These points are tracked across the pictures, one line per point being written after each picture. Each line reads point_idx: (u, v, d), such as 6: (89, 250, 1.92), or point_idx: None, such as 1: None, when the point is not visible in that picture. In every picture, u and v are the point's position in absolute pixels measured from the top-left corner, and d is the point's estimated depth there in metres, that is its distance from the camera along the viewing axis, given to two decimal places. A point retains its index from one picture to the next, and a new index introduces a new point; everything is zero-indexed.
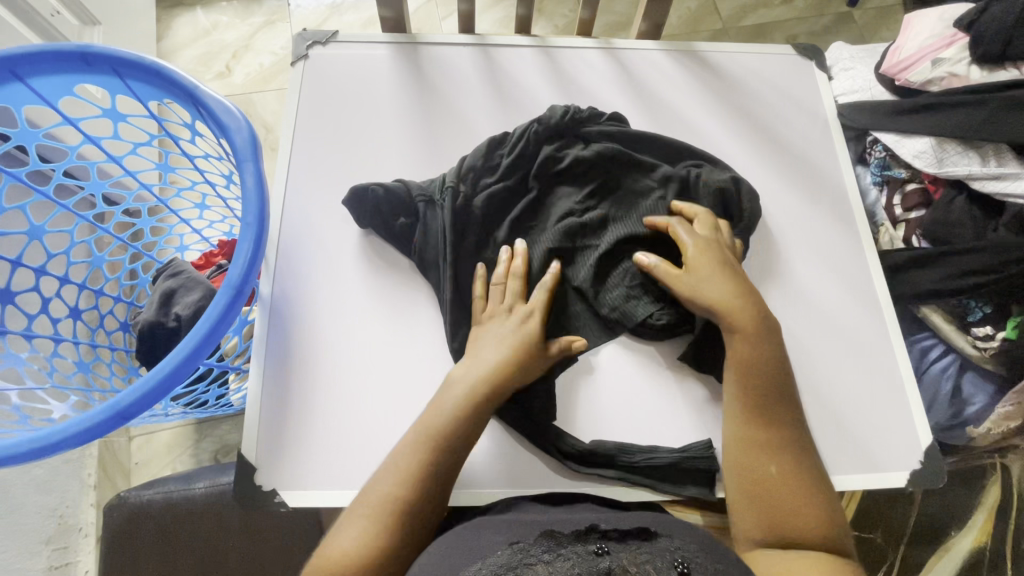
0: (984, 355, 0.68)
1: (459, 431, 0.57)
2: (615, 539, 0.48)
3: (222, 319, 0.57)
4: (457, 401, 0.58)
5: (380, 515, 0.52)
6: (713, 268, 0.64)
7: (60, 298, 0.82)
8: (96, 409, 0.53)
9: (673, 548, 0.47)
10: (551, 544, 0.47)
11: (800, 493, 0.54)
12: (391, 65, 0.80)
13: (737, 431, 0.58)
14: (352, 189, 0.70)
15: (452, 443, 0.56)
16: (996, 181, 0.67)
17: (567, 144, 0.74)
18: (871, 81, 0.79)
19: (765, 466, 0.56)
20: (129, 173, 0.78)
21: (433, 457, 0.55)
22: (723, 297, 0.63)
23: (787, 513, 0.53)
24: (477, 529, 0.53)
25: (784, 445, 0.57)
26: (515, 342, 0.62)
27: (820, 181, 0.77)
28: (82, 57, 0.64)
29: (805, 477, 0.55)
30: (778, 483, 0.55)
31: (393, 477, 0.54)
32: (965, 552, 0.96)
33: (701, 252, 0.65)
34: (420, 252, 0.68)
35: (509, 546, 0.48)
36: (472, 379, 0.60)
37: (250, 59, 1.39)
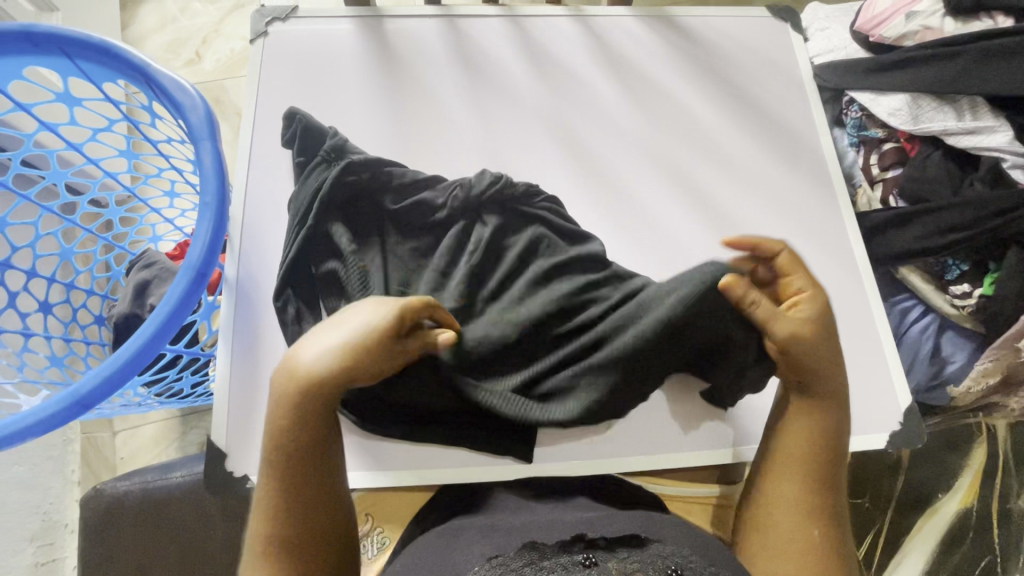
0: (963, 313, 0.68)
1: (324, 447, 0.49)
2: (603, 548, 0.45)
3: (183, 302, 0.55)
4: (291, 404, 0.47)
5: (273, 573, 0.45)
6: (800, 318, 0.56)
7: (28, 292, 0.80)
8: (54, 398, 0.52)
9: (666, 555, 0.44)
10: (533, 557, 0.44)
11: (819, 553, 0.49)
12: (355, 41, 0.78)
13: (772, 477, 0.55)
14: (286, 112, 0.73)
15: (319, 461, 0.49)
16: (971, 135, 0.66)
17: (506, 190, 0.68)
18: (846, 39, 0.78)
19: (800, 520, 0.51)
20: (89, 159, 0.75)
21: (294, 473, 0.47)
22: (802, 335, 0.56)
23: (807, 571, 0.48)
24: (456, 537, 0.51)
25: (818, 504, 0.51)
26: (356, 321, 0.50)
27: (797, 145, 0.76)
28: (27, 37, 0.61)
29: (832, 542, 0.50)
30: (800, 529, 0.50)
31: (259, 516, 0.47)
32: (952, 514, 0.96)
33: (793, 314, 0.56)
34: (296, 196, 0.68)
35: (487, 561, 0.44)
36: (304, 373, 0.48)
37: (219, 45, 1.36)
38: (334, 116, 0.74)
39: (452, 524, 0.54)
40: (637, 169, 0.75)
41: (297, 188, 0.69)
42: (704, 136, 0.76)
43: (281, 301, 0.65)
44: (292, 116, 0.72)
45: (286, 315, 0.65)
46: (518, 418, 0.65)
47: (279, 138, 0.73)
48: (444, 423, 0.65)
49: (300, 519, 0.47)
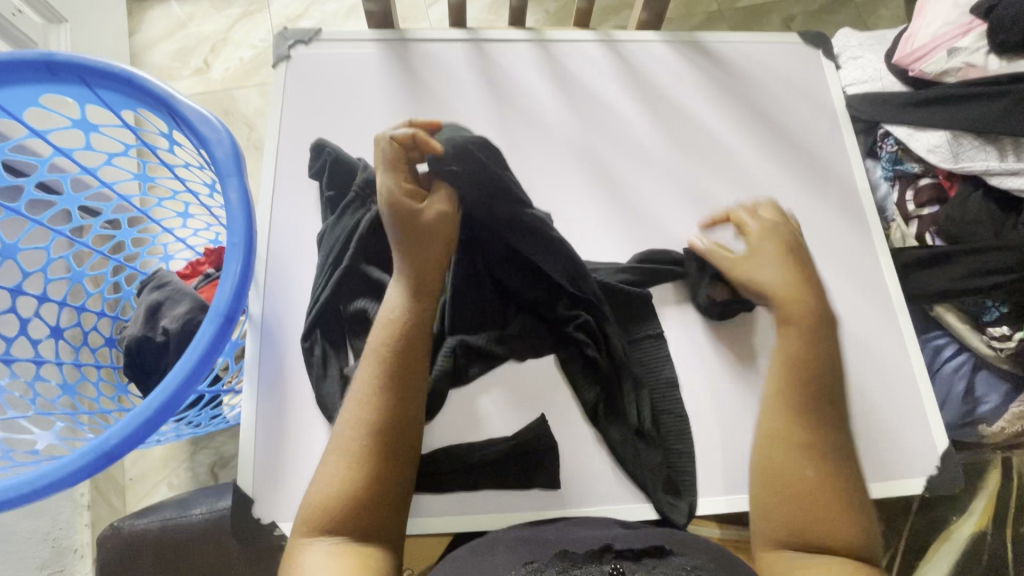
0: (1000, 355, 0.67)
1: (409, 371, 0.52)
2: (631, 559, 0.46)
3: (212, 347, 0.53)
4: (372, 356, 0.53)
5: (349, 466, 0.48)
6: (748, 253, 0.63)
7: (40, 319, 0.78)
8: (81, 450, 0.50)
9: (689, 567, 0.45)
10: (566, 565, 0.46)
11: (840, 490, 0.49)
12: (382, 65, 0.76)
13: (782, 415, 0.53)
14: (317, 141, 0.71)
15: (402, 380, 0.52)
16: (1014, 177, 0.65)
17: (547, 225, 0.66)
18: (881, 71, 0.76)
19: (798, 467, 0.50)
20: (106, 186, 0.73)
21: (371, 434, 0.49)
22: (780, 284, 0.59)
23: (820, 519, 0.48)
24: (490, 546, 0.53)
25: (838, 467, 0.51)
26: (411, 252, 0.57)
27: (831, 177, 0.74)
28: (46, 66, 0.59)
29: (856, 502, 0.50)
30: (812, 492, 0.49)
31: (326, 481, 0.48)
32: (966, 537, 0.96)
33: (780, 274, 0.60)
34: (324, 236, 0.68)
35: (523, 566, 0.48)
36: (386, 321, 0.55)
37: (229, 53, 1.33)
38: (358, 145, 0.72)
39: (488, 536, 0.56)
40: (669, 203, 0.73)
41: (325, 223, 0.69)
42: (735, 170, 0.74)
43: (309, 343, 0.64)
44: (320, 148, 0.71)
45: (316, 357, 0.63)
46: (546, 461, 0.64)
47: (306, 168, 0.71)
48: (470, 473, 0.63)
49: (377, 427, 0.50)
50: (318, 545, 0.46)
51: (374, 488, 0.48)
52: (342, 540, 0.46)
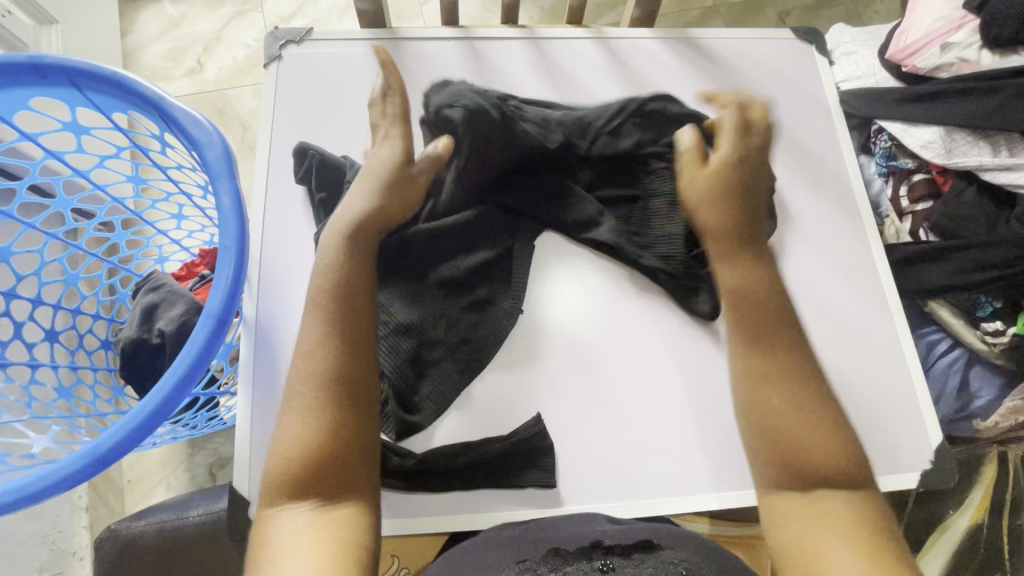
0: (994, 350, 0.67)
1: (359, 306, 0.53)
2: (619, 555, 0.47)
3: (205, 350, 0.53)
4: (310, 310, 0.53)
5: (303, 424, 0.48)
6: (716, 195, 0.64)
7: (35, 322, 0.77)
8: (75, 454, 0.50)
9: (677, 560, 0.45)
10: (557, 563, 0.47)
11: (808, 420, 0.50)
12: (374, 65, 0.76)
13: (747, 346, 0.56)
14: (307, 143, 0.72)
15: (355, 317, 0.53)
16: (1006, 172, 0.65)
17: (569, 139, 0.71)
18: (875, 66, 0.76)
19: (763, 398, 0.52)
20: (97, 188, 0.72)
21: (321, 385, 0.49)
22: (714, 219, 0.63)
23: (806, 454, 0.49)
24: (481, 546, 0.54)
25: (800, 393, 0.52)
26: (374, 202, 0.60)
27: (826, 173, 0.74)
28: (35, 69, 0.59)
29: (840, 430, 0.50)
30: (784, 429, 0.50)
31: (283, 446, 0.48)
32: (962, 529, 0.97)
33: (694, 179, 0.66)
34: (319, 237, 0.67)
35: (516, 564, 0.48)
36: (323, 273, 0.55)
37: (222, 53, 1.32)
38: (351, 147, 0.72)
39: (475, 540, 0.56)
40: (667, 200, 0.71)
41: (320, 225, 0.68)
42: None
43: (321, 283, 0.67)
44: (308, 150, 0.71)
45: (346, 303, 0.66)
46: (547, 465, 0.63)
47: (297, 169, 0.71)
48: (466, 476, 0.63)
49: (334, 364, 0.50)
50: (289, 513, 0.45)
51: (337, 434, 0.48)
52: (312, 500, 0.46)
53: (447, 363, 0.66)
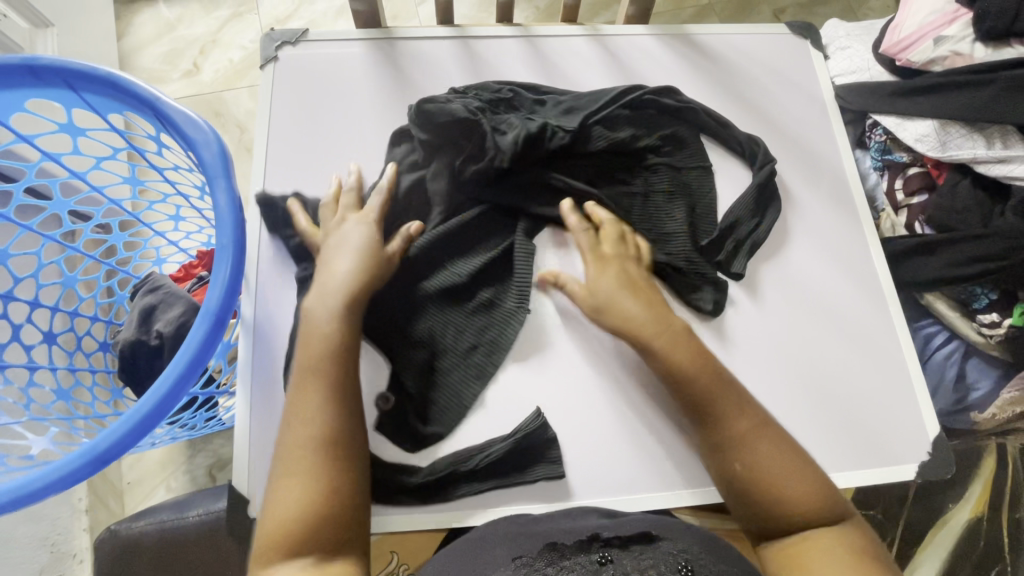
0: (990, 342, 0.67)
1: (350, 370, 0.56)
2: (617, 547, 0.47)
3: (202, 350, 0.54)
4: (307, 375, 0.55)
5: (299, 488, 0.49)
6: (616, 287, 0.64)
7: (33, 324, 0.78)
8: (73, 453, 0.51)
9: (676, 552, 0.46)
10: (554, 557, 0.47)
11: (776, 461, 0.52)
12: (369, 64, 0.76)
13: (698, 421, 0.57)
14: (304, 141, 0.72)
15: (346, 375, 0.55)
16: (1001, 164, 0.65)
17: (552, 134, 0.69)
18: (870, 61, 0.77)
19: (727, 467, 0.54)
20: (94, 190, 0.72)
21: (318, 449, 0.51)
22: (631, 315, 0.62)
23: (783, 498, 0.51)
24: (481, 542, 0.54)
25: (767, 443, 0.54)
26: (361, 255, 0.62)
27: (822, 167, 0.74)
28: (31, 71, 0.59)
29: (808, 466, 0.53)
30: (755, 481, 0.52)
31: (277, 511, 0.49)
32: (962, 524, 0.97)
33: (602, 275, 0.65)
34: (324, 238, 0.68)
35: (512, 561, 0.48)
36: (321, 334, 0.57)
37: (218, 55, 1.32)
38: (347, 145, 0.72)
39: (473, 535, 0.57)
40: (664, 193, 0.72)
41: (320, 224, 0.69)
42: (725, 165, 0.74)
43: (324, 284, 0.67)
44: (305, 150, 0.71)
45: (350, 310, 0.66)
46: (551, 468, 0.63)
47: (294, 168, 0.71)
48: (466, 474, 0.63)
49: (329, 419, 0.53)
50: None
51: (334, 499, 0.50)
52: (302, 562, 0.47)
53: (457, 367, 0.66)
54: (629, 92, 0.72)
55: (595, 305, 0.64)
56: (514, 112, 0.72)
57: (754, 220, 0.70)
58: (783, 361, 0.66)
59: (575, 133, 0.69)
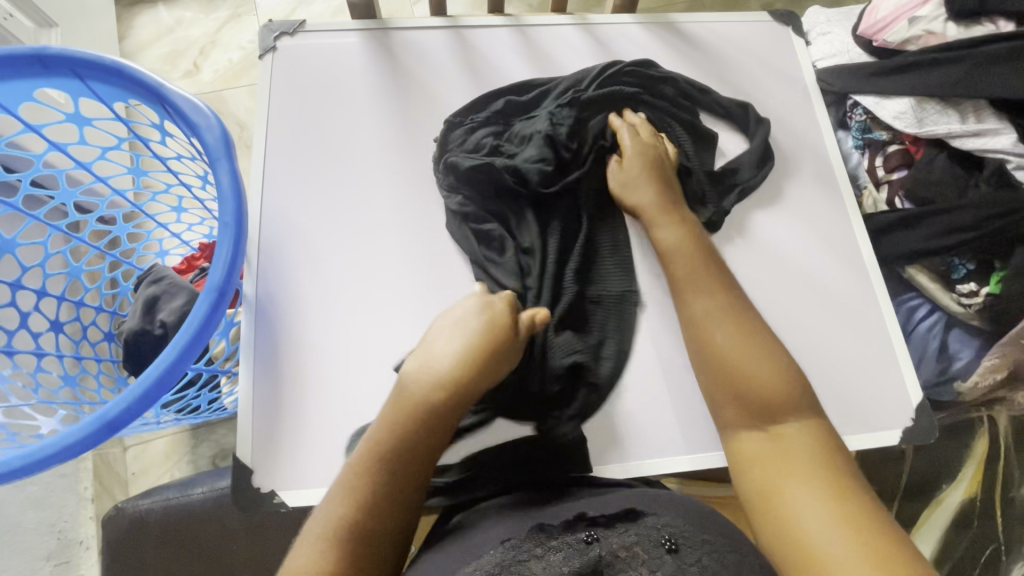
0: (970, 311, 0.69)
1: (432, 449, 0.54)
2: (603, 525, 0.50)
3: (206, 322, 0.56)
4: (401, 421, 0.54)
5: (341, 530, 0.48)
6: (643, 175, 0.69)
7: (40, 311, 0.80)
8: (84, 420, 0.53)
9: (660, 526, 0.49)
10: (542, 537, 0.49)
11: (755, 351, 0.57)
12: (364, 54, 0.78)
13: (688, 302, 0.62)
14: (298, 130, 0.75)
15: (440, 420, 0.55)
16: (976, 137, 0.68)
17: (554, 120, 0.72)
18: (848, 44, 0.79)
19: (706, 338, 0.59)
20: (99, 178, 0.75)
21: (372, 492, 0.50)
22: (645, 201, 0.68)
23: (759, 384, 0.55)
24: (477, 517, 0.56)
25: (751, 336, 0.58)
26: (482, 330, 0.59)
27: (807, 148, 0.76)
28: (39, 60, 0.61)
29: (782, 357, 0.57)
30: (730, 362, 0.57)
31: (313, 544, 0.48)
32: (956, 503, 0.98)
33: (636, 157, 0.70)
34: (322, 229, 0.71)
35: (500, 544, 0.50)
36: (429, 381, 0.56)
37: (217, 55, 1.35)
38: (342, 132, 0.75)
39: (477, 509, 0.58)
40: None
41: (318, 209, 0.72)
42: (711, 140, 0.75)
43: (363, 292, 0.68)
44: (304, 140, 0.74)
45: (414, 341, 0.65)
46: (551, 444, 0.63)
47: (293, 154, 0.74)
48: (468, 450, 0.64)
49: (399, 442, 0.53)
50: None
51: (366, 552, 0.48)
52: None
53: (518, 400, 0.65)
54: (609, 68, 0.76)
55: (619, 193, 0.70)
56: (517, 118, 0.76)
57: (754, 168, 0.74)
58: (770, 333, 0.68)
59: (573, 115, 0.72)
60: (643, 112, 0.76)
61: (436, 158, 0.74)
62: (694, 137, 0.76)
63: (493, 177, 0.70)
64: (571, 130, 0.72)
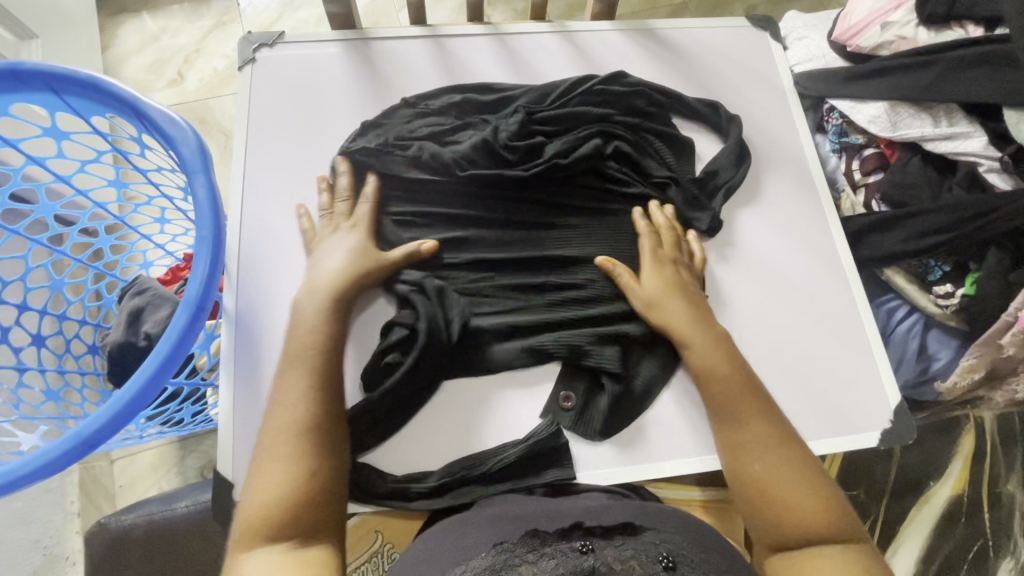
0: (947, 312, 0.70)
1: (335, 357, 0.60)
2: (600, 536, 0.46)
3: (184, 336, 0.56)
4: (304, 349, 0.59)
5: (281, 477, 0.52)
6: (664, 290, 0.66)
7: (22, 326, 0.79)
8: (61, 438, 0.53)
9: (658, 542, 0.46)
10: (536, 544, 0.46)
11: (790, 468, 0.55)
12: (345, 64, 0.78)
13: (717, 410, 0.61)
14: (278, 141, 0.75)
15: (329, 368, 0.59)
16: (948, 141, 0.69)
17: (499, 128, 0.73)
18: (824, 49, 0.80)
19: (745, 472, 0.56)
20: (78, 192, 0.74)
21: (307, 417, 0.55)
22: (676, 320, 0.65)
23: (790, 502, 0.53)
24: (464, 525, 0.53)
25: (780, 448, 0.56)
26: (353, 250, 0.65)
27: (786, 152, 0.77)
28: (14, 75, 0.61)
29: (820, 481, 0.54)
30: (763, 485, 0.54)
31: (258, 489, 0.52)
32: (943, 500, 0.99)
33: (656, 274, 0.67)
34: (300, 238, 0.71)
35: (493, 547, 0.47)
36: (322, 294, 0.62)
37: (202, 64, 1.35)
38: (320, 142, 0.75)
39: (456, 517, 0.56)
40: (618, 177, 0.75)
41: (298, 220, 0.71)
42: (691, 147, 0.76)
43: None
44: (285, 151, 0.74)
45: (386, 342, 0.65)
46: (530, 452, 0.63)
47: (273, 165, 0.74)
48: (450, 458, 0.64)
49: (314, 408, 0.55)
50: (258, 553, 0.48)
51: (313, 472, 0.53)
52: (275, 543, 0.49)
53: (500, 401, 0.66)
54: (586, 82, 0.76)
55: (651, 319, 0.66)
56: (481, 115, 0.76)
57: (733, 167, 0.74)
58: (749, 338, 0.68)
59: (519, 121, 0.72)
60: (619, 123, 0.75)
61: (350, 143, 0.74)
62: (674, 146, 0.76)
63: (443, 166, 0.71)
64: (515, 135, 0.72)
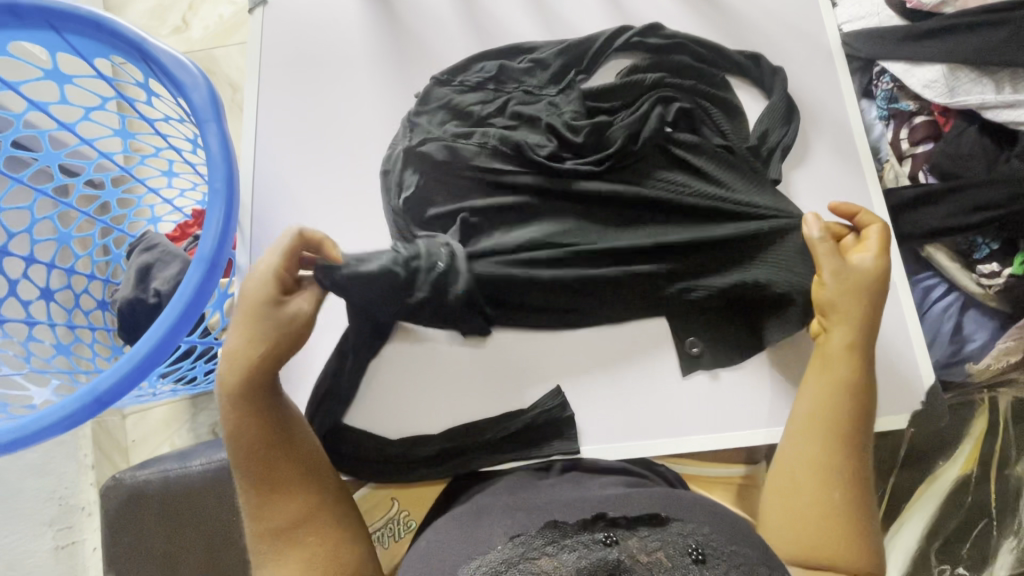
0: (988, 292, 0.68)
1: (275, 423, 0.54)
2: (624, 527, 0.45)
3: (199, 293, 0.54)
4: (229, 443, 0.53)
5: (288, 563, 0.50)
6: (874, 289, 0.59)
7: (30, 279, 0.77)
8: (74, 395, 0.52)
9: (686, 534, 0.44)
10: (555, 535, 0.44)
11: (856, 516, 0.51)
12: (364, 9, 0.73)
13: (807, 424, 0.55)
14: (292, 94, 0.71)
15: (271, 439, 0.53)
16: (1010, 108, 0.66)
17: (557, 105, 0.68)
18: (880, 5, 0.74)
19: (824, 498, 0.51)
20: (85, 142, 0.71)
21: (282, 501, 0.52)
22: (858, 316, 0.58)
23: (825, 540, 0.50)
24: (479, 515, 0.52)
25: (855, 486, 0.52)
26: (246, 307, 0.53)
27: (830, 117, 0.72)
28: (11, 9, 0.57)
29: (867, 530, 0.51)
30: (820, 510, 0.51)
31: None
32: (951, 479, 0.98)
33: (870, 264, 0.60)
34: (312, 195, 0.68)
35: (510, 539, 0.45)
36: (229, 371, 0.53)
37: (207, 11, 1.28)
38: (350, 105, 0.70)
39: (472, 506, 0.54)
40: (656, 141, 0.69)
41: (313, 177, 0.69)
42: (738, 111, 0.70)
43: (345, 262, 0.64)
44: (301, 104, 0.70)
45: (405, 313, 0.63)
46: (542, 421, 0.64)
47: (288, 118, 0.70)
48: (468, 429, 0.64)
49: (277, 506, 0.52)
50: None
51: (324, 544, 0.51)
52: None
53: (516, 372, 0.66)
54: (621, 37, 0.72)
55: (818, 303, 0.61)
56: (523, 80, 0.70)
57: (782, 127, 0.70)
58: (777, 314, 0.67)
59: (580, 99, 0.68)
60: (672, 86, 0.69)
61: (405, 137, 0.67)
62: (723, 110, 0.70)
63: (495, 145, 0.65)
64: (579, 114, 0.67)
